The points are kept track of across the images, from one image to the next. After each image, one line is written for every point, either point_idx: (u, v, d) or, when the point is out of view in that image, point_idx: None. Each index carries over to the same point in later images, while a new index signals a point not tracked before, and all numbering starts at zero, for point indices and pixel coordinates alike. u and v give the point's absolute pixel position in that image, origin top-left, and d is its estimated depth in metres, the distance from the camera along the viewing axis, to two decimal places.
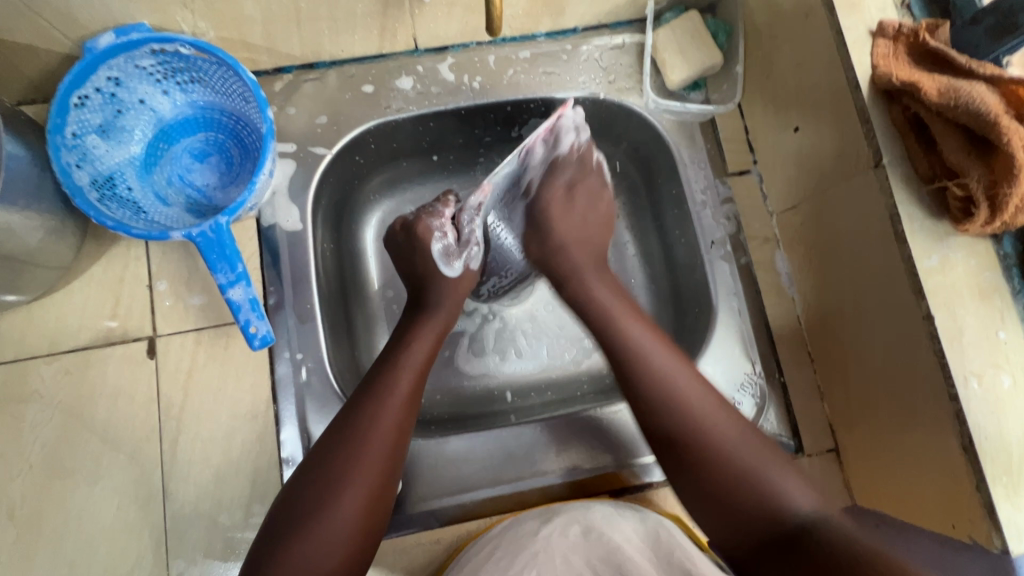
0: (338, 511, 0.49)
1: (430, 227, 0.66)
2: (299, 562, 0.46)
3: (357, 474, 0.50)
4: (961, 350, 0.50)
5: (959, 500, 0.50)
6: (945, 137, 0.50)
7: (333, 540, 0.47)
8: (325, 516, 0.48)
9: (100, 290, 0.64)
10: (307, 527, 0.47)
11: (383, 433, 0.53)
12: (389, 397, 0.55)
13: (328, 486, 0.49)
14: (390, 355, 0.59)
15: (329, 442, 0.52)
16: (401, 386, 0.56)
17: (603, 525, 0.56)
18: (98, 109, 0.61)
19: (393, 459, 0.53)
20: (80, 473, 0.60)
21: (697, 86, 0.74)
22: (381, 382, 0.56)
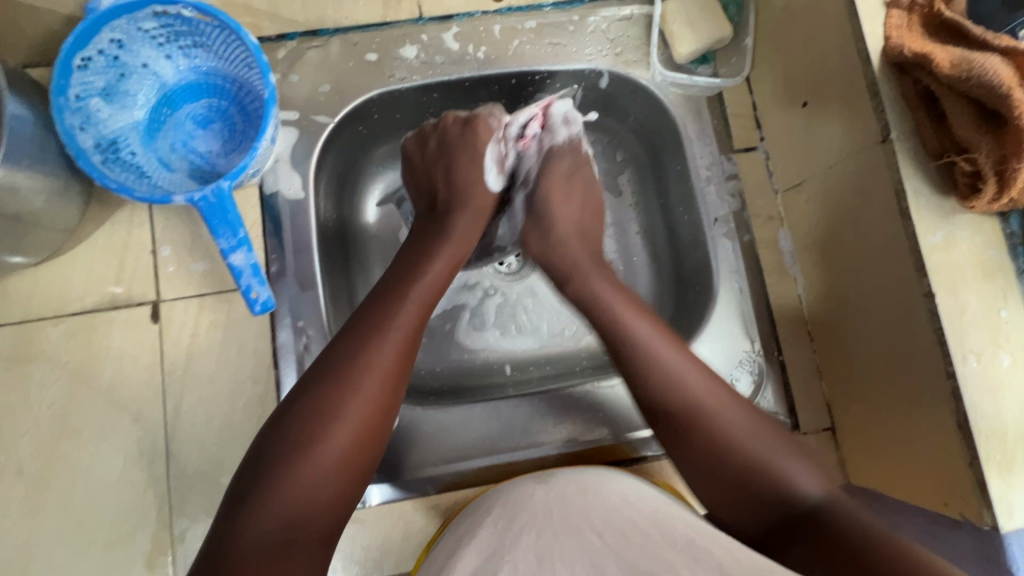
0: (326, 450, 0.49)
1: (489, 125, 0.67)
2: (289, 489, 0.47)
3: (349, 413, 0.51)
4: (961, 327, 0.49)
5: (951, 477, 0.51)
6: (956, 111, 0.49)
7: (321, 478, 0.48)
8: (319, 444, 0.49)
9: (104, 254, 0.65)
10: (297, 463, 0.48)
11: (376, 366, 0.52)
12: (384, 334, 0.54)
13: (314, 424, 0.49)
14: (387, 291, 0.58)
15: (324, 368, 0.52)
16: (399, 323, 0.55)
17: (599, 487, 0.56)
18: (101, 71, 0.60)
19: (387, 396, 0.53)
20: (86, 432, 0.62)
21: (705, 60, 0.72)
22: (372, 325, 0.54)
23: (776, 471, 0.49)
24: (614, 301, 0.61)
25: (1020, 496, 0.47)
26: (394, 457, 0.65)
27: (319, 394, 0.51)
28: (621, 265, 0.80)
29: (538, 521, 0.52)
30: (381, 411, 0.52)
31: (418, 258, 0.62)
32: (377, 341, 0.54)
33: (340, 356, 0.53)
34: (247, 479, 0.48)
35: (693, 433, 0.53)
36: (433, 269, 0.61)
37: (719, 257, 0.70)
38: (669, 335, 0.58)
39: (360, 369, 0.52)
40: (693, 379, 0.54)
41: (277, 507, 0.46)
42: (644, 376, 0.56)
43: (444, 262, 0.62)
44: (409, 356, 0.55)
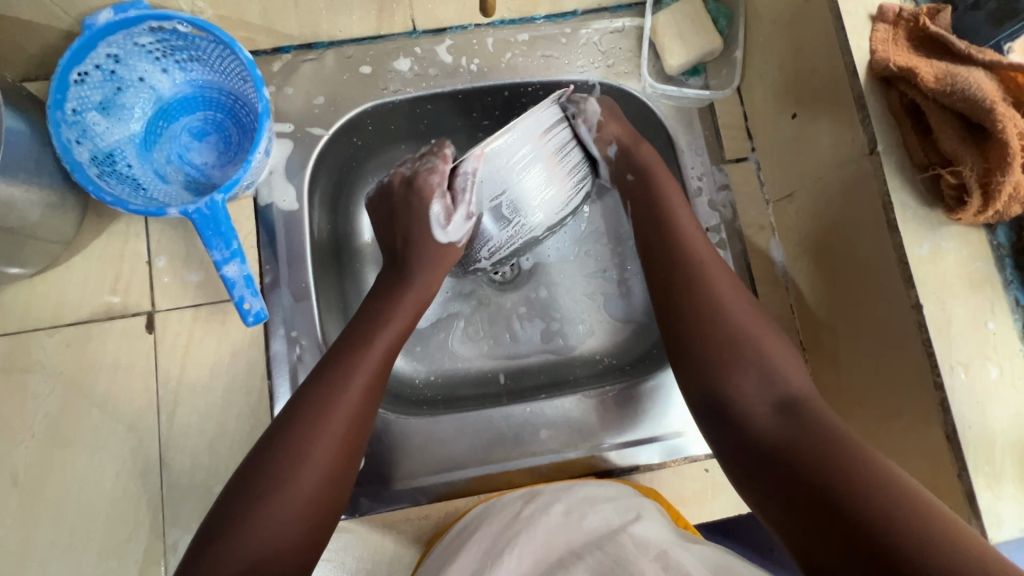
0: (297, 490, 0.49)
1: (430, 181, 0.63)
2: (261, 533, 0.47)
3: (318, 454, 0.51)
4: (949, 338, 0.49)
5: (940, 489, 0.51)
6: (941, 124, 0.49)
7: (294, 515, 0.49)
8: (289, 484, 0.49)
9: (100, 265, 0.65)
10: (263, 505, 0.48)
11: (344, 403, 0.53)
12: (355, 370, 0.56)
13: (280, 467, 0.49)
14: (354, 329, 0.60)
15: (290, 409, 0.53)
16: (370, 359, 0.57)
17: (586, 505, 0.56)
18: (98, 85, 0.61)
19: (355, 431, 0.54)
20: (80, 441, 0.62)
21: (696, 71, 0.73)
22: (337, 366, 0.55)
23: (782, 415, 0.50)
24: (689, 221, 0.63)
25: (1009, 508, 0.47)
26: (386, 466, 0.65)
27: (290, 433, 0.51)
28: (615, 274, 0.80)
29: (525, 544, 0.53)
30: (350, 447, 0.53)
31: (394, 290, 0.64)
32: (346, 376, 0.55)
33: (308, 397, 0.53)
34: (218, 528, 0.47)
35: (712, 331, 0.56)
36: (399, 307, 0.62)
37: None
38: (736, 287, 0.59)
39: (330, 404, 0.53)
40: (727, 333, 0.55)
41: (247, 552, 0.46)
42: (699, 288, 0.58)
43: (419, 290, 0.64)
44: (378, 389, 0.57)
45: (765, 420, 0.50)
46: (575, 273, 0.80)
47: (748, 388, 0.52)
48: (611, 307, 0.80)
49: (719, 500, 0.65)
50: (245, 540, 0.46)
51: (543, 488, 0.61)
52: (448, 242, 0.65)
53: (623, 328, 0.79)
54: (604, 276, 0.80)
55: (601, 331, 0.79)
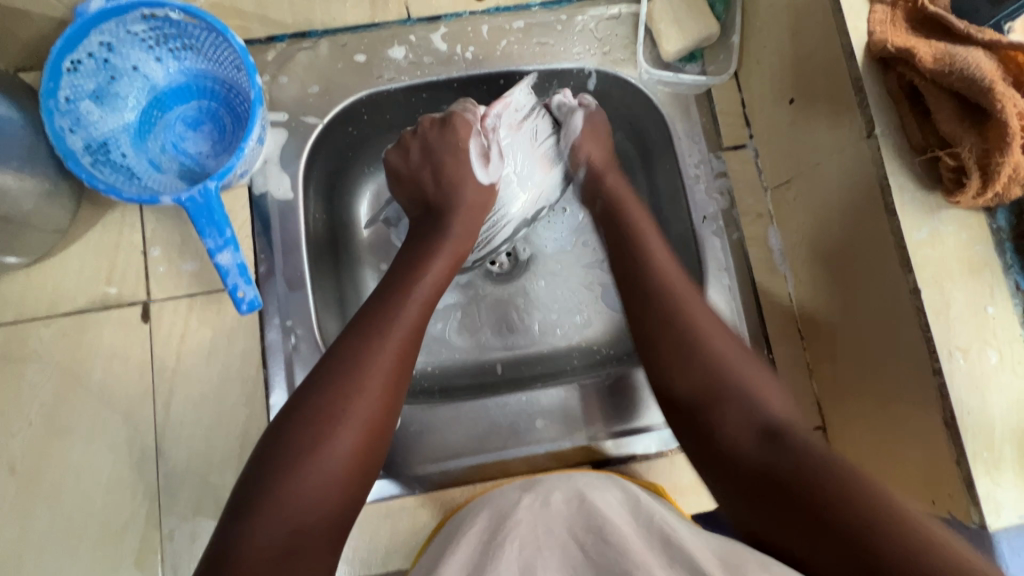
0: (331, 454, 0.48)
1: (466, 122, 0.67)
2: (295, 499, 0.46)
3: (353, 418, 0.50)
4: (947, 323, 0.49)
5: (939, 476, 0.50)
6: (939, 106, 0.48)
7: (325, 486, 0.48)
8: (323, 449, 0.48)
9: (95, 255, 0.65)
10: (297, 470, 0.47)
11: (379, 365, 0.53)
12: (388, 333, 0.55)
13: (316, 431, 0.49)
14: (390, 292, 0.59)
15: (324, 372, 0.52)
16: (402, 323, 0.56)
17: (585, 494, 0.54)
18: (91, 74, 0.61)
19: (393, 393, 0.53)
20: (77, 431, 0.62)
21: (693, 57, 0.72)
22: (369, 328, 0.55)
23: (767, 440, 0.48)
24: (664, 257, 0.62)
25: (1008, 494, 0.46)
26: None
27: (320, 403, 0.50)
28: None
29: (524, 534, 0.50)
30: (386, 412, 0.52)
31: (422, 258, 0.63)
32: (373, 349, 0.53)
33: (341, 360, 0.53)
34: (248, 496, 0.47)
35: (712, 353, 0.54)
36: (432, 270, 0.62)
37: (709, 254, 0.70)
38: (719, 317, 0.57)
39: (357, 376, 0.52)
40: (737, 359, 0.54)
41: (282, 516, 0.45)
42: (679, 344, 0.56)
43: (444, 262, 0.63)
44: (412, 355, 0.56)
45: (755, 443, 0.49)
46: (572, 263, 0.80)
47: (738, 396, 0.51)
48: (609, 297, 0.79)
49: None
50: (277, 509, 0.45)
51: (540, 478, 0.60)
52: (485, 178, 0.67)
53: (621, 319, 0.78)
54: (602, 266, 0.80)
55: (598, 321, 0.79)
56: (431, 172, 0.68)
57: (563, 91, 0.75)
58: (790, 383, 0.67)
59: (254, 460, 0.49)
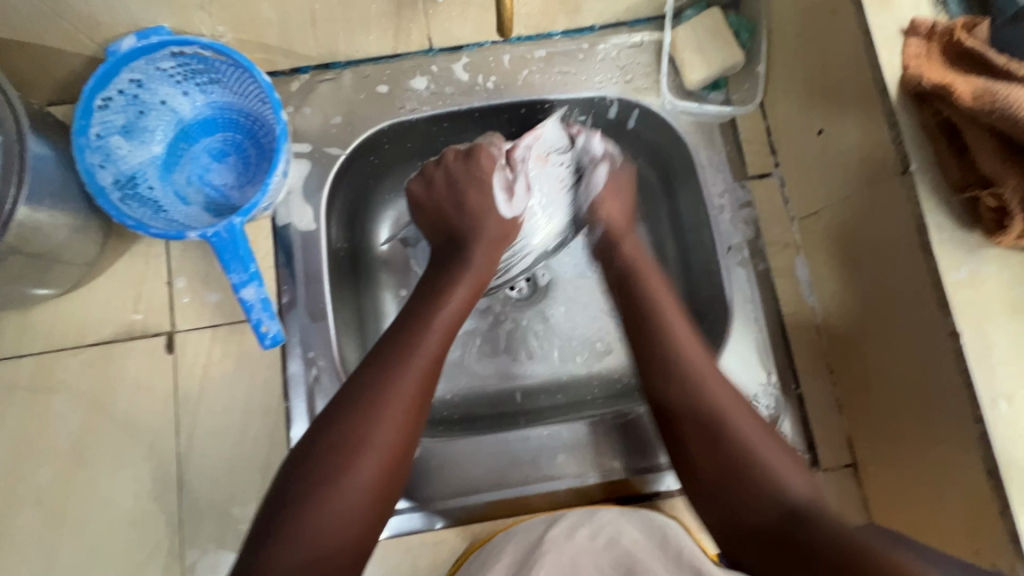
0: (350, 487, 0.48)
1: (493, 155, 0.68)
2: (312, 532, 0.45)
3: (372, 451, 0.49)
4: (990, 368, 0.47)
5: (981, 526, 0.48)
6: (979, 143, 0.47)
7: (342, 519, 0.47)
8: (341, 481, 0.48)
9: (122, 285, 0.66)
10: (316, 502, 0.46)
11: (401, 394, 0.52)
12: (408, 363, 0.54)
13: (334, 462, 0.48)
14: (411, 321, 0.58)
15: (345, 401, 0.52)
16: (425, 353, 0.56)
17: (612, 531, 0.54)
18: (121, 110, 0.62)
19: (412, 424, 0.52)
20: (102, 461, 0.63)
21: (717, 86, 0.72)
22: (391, 358, 0.54)
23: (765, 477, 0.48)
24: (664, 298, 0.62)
25: None
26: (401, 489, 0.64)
27: (340, 435, 0.49)
28: None
29: (551, 560, 0.51)
30: (404, 446, 0.51)
31: (443, 284, 0.63)
32: (394, 380, 0.53)
33: (362, 390, 0.52)
34: (265, 531, 0.46)
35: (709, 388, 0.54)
36: (451, 299, 0.61)
37: (734, 285, 0.69)
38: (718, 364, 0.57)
39: (378, 408, 0.51)
40: (727, 400, 0.53)
41: (299, 551, 0.44)
42: (674, 378, 0.56)
43: (462, 296, 0.62)
44: (432, 384, 0.55)
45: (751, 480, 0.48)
46: (593, 290, 0.79)
47: (728, 432, 0.51)
48: None
49: None
50: (292, 544, 0.44)
51: (564, 514, 0.59)
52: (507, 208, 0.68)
53: None
54: None
55: (619, 349, 0.78)
56: (451, 206, 0.68)
57: (584, 119, 0.75)
58: (819, 419, 0.65)
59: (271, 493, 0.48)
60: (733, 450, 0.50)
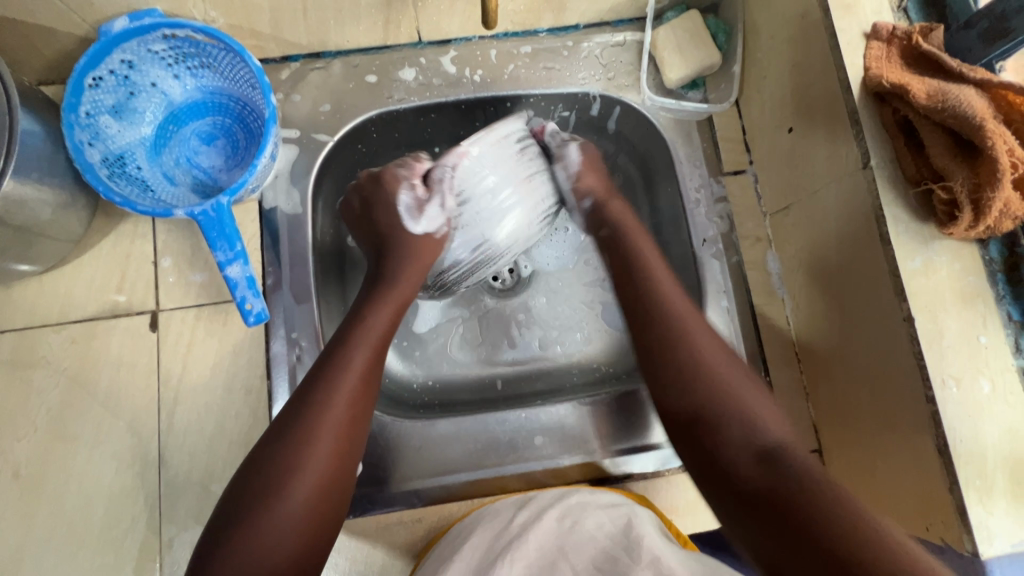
0: (286, 508, 0.47)
1: (398, 176, 0.65)
2: (253, 547, 0.45)
3: (306, 469, 0.49)
4: (941, 352, 0.50)
5: (933, 503, 0.51)
6: (933, 139, 0.50)
7: (282, 534, 0.46)
8: (276, 500, 0.47)
9: (107, 264, 0.67)
10: (252, 518, 0.46)
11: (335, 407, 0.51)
12: (342, 375, 0.53)
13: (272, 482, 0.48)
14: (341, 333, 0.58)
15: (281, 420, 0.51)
16: (353, 364, 0.55)
17: (580, 513, 0.56)
18: (111, 90, 0.63)
19: (347, 437, 0.52)
20: (82, 437, 0.63)
21: (695, 85, 0.74)
22: (322, 372, 0.53)
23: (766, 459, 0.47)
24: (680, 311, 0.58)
25: (1000, 523, 0.47)
26: (380, 469, 0.65)
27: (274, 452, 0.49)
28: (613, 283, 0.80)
29: (515, 548, 0.52)
30: (342, 456, 0.51)
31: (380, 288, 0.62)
32: (325, 397, 0.52)
33: (295, 407, 0.51)
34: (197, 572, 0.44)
35: (706, 393, 0.52)
36: (382, 305, 0.60)
37: (708, 276, 0.71)
38: (725, 351, 0.55)
39: (310, 428, 0.50)
40: (745, 408, 0.50)
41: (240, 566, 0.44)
42: (686, 387, 0.53)
43: (389, 306, 0.61)
44: (367, 394, 0.54)
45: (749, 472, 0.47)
46: (574, 283, 0.81)
47: (730, 428, 0.49)
48: (608, 316, 0.80)
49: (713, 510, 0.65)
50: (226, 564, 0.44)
51: (538, 493, 0.61)
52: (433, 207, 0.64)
53: (620, 338, 0.80)
54: (602, 285, 0.81)
55: (597, 340, 0.80)
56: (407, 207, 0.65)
57: (568, 115, 0.78)
58: (787, 406, 0.67)
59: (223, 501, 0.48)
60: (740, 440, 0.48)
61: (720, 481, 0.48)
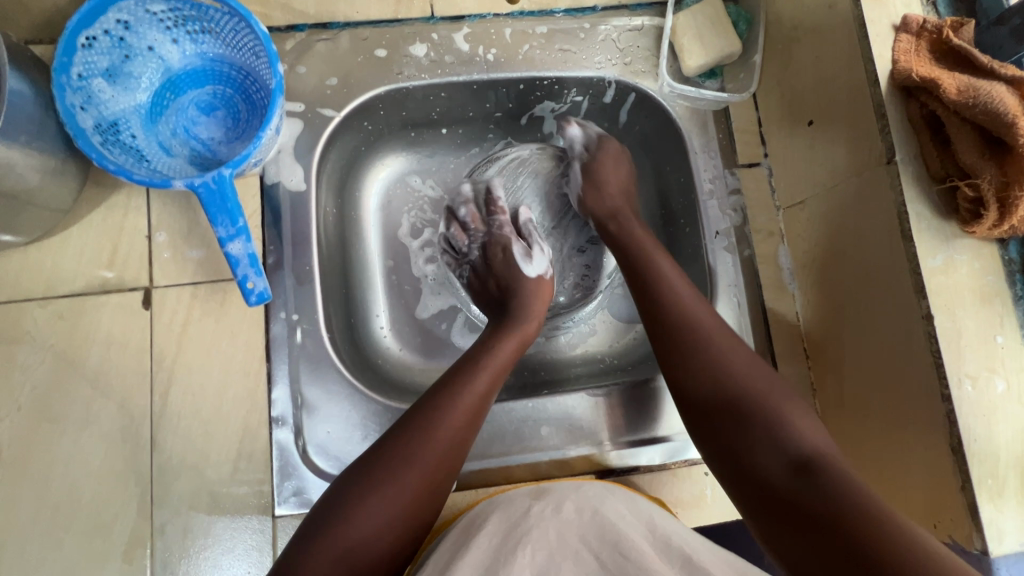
0: (386, 511, 0.47)
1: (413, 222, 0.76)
2: (345, 543, 0.45)
3: (414, 477, 0.48)
4: (958, 351, 0.49)
5: (943, 501, 0.51)
6: (961, 136, 0.49)
7: (376, 533, 0.46)
8: (382, 500, 0.47)
9: (98, 236, 0.64)
10: (355, 514, 0.46)
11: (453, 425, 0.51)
12: (460, 394, 0.54)
13: (380, 481, 0.48)
14: (470, 356, 0.58)
15: (405, 424, 0.51)
16: (476, 388, 0.55)
17: (601, 505, 0.53)
18: (106, 52, 0.60)
19: (452, 459, 0.51)
20: (69, 417, 0.60)
21: (713, 74, 0.73)
22: (446, 389, 0.54)
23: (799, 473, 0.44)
24: (681, 284, 0.60)
25: (1010, 522, 0.47)
26: None
27: (390, 455, 0.49)
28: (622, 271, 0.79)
29: (535, 540, 0.49)
30: (444, 473, 0.50)
31: (506, 325, 0.63)
32: (432, 438, 0.50)
33: (422, 417, 0.51)
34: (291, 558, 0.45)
35: (736, 382, 0.52)
36: (504, 342, 0.61)
37: (719, 269, 0.70)
38: (725, 333, 0.56)
39: (424, 451, 0.49)
40: (755, 381, 0.52)
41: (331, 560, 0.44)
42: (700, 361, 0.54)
43: (512, 341, 0.61)
44: (478, 418, 0.54)
45: (769, 459, 0.47)
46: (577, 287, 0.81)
47: (742, 383, 0.52)
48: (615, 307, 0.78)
49: (719, 503, 0.64)
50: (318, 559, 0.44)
51: (554, 486, 0.58)
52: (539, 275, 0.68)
53: (625, 330, 0.77)
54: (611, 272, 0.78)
55: (603, 330, 0.77)
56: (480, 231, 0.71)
57: (581, 100, 0.76)
58: None
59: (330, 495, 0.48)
60: (756, 416, 0.49)
61: (747, 477, 0.48)
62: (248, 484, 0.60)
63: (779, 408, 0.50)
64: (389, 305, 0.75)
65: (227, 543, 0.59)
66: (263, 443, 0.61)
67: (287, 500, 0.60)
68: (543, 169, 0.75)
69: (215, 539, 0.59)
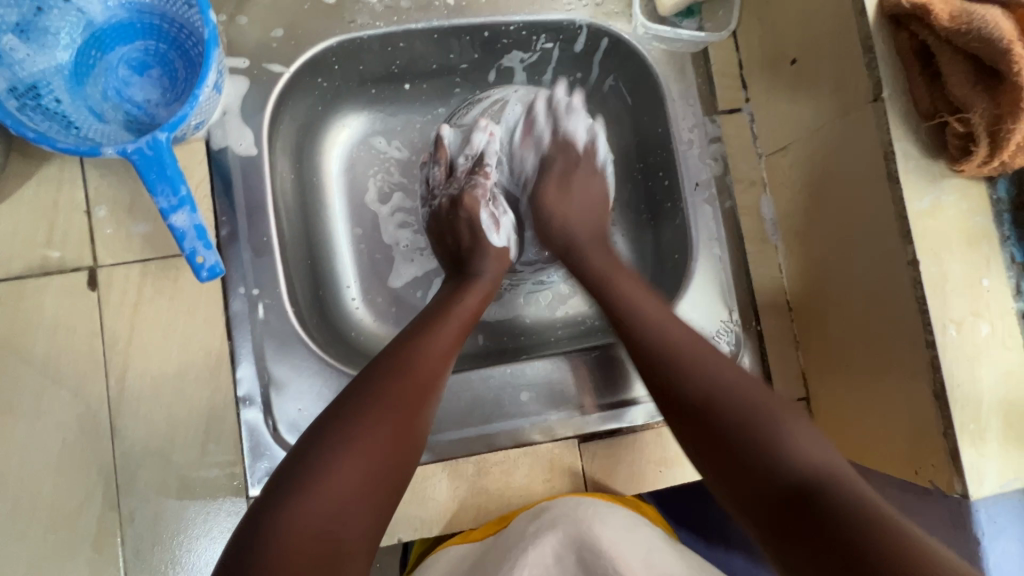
0: (360, 463, 0.43)
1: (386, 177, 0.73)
2: (319, 500, 0.41)
3: (387, 426, 0.45)
4: (944, 296, 0.48)
5: (925, 448, 0.51)
6: (952, 67, 0.46)
7: (349, 488, 0.42)
8: (354, 449, 0.43)
9: (31, 215, 0.59)
10: (329, 465, 0.42)
11: (422, 372, 0.49)
12: (426, 344, 0.52)
13: (351, 432, 0.44)
14: (430, 312, 0.57)
15: (372, 373, 0.48)
16: (443, 340, 0.53)
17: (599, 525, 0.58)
18: (13, 3, 0.53)
19: (425, 409, 0.49)
20: (18, 408, 0.57)
21: (691, 13, 0.68)
22: (410, 340, 0.52)
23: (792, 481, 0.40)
24: (649, 305, 0.55)
25: (990, 465, 0.47)
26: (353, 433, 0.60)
27: (359, 405, 0.46)
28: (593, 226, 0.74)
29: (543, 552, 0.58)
30: (416, 424, 0.47)
31: (467, 279, 0.62)
32: (400, 385, 0.48)
33: (386, 366, 0.49)
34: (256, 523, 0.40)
35: (711, 374, 0.48)
36: (466, 296, 0.59)
37: (699, 223, 0.68)
38: (707, 345, 0.50)
39: (393, 399, 0.47)
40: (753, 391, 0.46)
41: (303, 518, 0.40)
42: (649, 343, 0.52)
43: (474, 296, 0.60)
44: (446, 367, 0.52)
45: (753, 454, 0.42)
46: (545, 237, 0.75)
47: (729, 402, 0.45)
48: None
49: None
50: (287, 519, 0.40)
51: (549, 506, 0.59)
52: (504, 247, 0.66)
53: None
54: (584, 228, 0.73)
55: (582, 292, 0.74)
56: (459, 178, 0.68)
57: (551, 47, 0.71)
58: (776, 355, 0.66)
59: (296, 453, 0.44)
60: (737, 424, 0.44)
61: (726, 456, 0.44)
62: (218, 466, 0.58)
63: (777, 416, 0.44)
64: (358, 277, 0.71)
65: (201, 528, 0.57)
66: (231, 425, 0.59)
67: (260, 481, 0.58)
68: (534, 116, 0.71)
69: (187, 525, 0.57)
